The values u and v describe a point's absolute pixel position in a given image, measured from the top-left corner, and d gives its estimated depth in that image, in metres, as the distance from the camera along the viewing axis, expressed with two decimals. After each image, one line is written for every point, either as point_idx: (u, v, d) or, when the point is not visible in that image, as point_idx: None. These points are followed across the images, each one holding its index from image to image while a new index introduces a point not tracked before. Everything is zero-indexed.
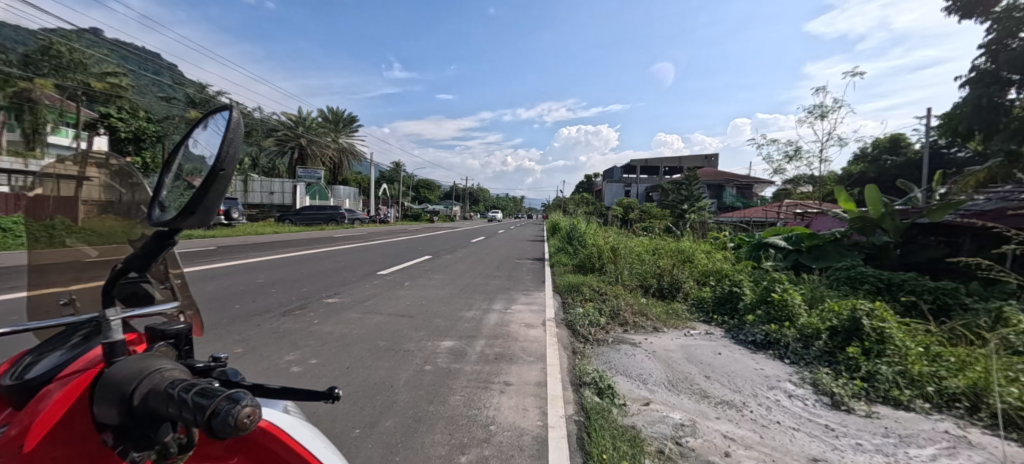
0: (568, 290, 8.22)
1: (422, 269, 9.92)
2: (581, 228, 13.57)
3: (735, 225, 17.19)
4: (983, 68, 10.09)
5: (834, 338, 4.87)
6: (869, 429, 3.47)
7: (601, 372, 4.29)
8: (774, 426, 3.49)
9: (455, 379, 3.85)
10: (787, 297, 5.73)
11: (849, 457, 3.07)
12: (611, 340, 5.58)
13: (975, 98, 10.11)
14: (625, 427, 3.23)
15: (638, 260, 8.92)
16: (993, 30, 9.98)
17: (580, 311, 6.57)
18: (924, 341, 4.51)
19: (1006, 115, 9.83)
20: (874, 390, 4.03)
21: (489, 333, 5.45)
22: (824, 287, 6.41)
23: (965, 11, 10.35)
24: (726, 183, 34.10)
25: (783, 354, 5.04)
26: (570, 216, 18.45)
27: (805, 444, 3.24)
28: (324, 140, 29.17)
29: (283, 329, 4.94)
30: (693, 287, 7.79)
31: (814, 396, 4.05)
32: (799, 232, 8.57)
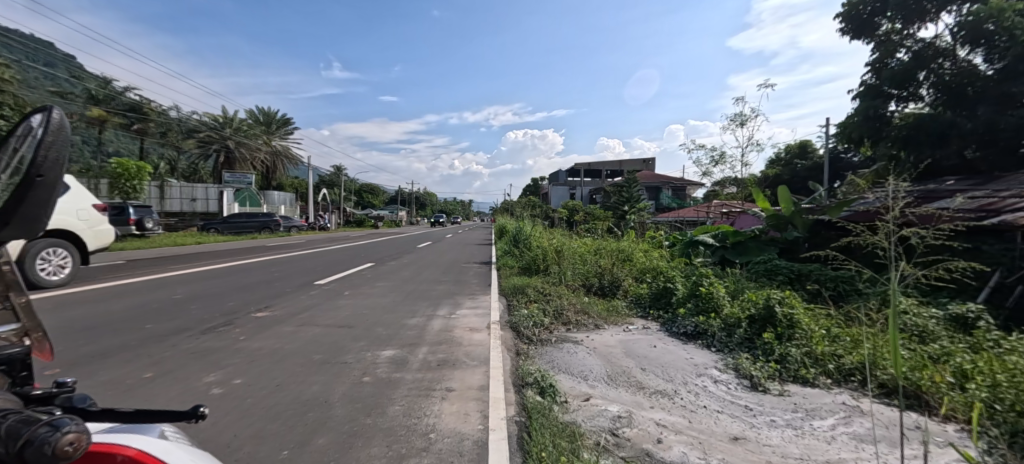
0: (513, 291, 8.29)
1: (363, 277, 9.55)
2: (526, 230, 13.72)
3: (670, 225, 18.27)
4: (870, 83, 11.54)
5: (752, 326, 5.34)
6: (781, 406, 3.85)
7: (543, 371, 4.38)
8: (702, 411, 3.77)
9: (395, 389, 3.75)
10: (713, 291, 6.24)
11: (764, 433, 3.39)
12: (554, 339, 5.72)
13: (863, 108, 11.33)
14: (565, 423, 3.32)
15: (581, 261, 9.22)
16: (876, 51, 11.54)
17: (525, 312, 6.63)
18: (825, 324, 5.10)
19: (887, 124, 11.22)
20: (786, 370, 4.46)
21: (433, 339, 5.37)
22: (745, 280, 7.01)
23: (856, 33, 11.90)
24: (663, 185, 36.44)
25: (710, 344, 5.45)
26: (517, 219, 18.70)
27: (727, 424, 3.53)
28: (255, 142, 27.00)
29: (203, 347, 4.53)
30: (632, 284, 8.22)
31: (735, 380, 4.42)
32: (724, 229, 9.36)
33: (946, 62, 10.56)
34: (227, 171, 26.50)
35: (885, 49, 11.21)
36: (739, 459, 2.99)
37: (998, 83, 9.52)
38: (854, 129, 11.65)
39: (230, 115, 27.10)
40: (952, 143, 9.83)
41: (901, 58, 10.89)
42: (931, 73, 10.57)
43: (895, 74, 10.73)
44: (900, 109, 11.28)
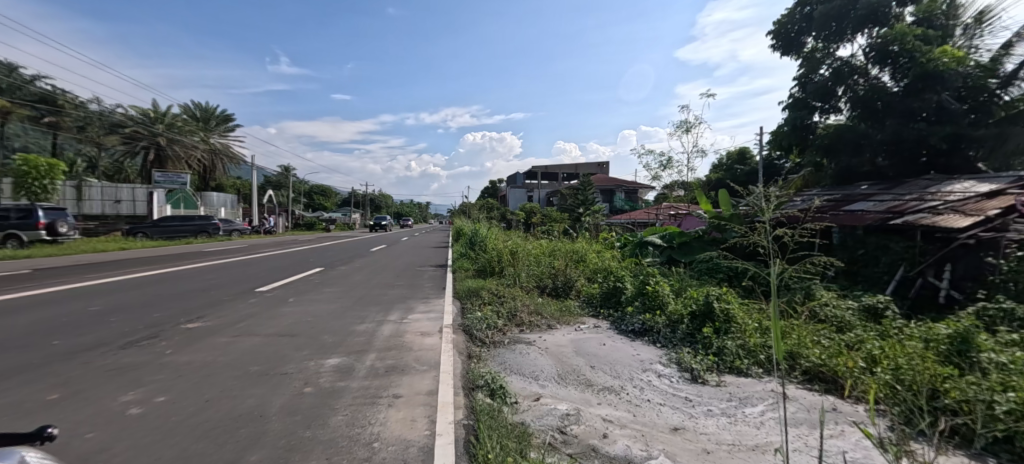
0: (467, 293, 8.23)
1: (310, 283, 9.11)
2: (483, 232, 13.58)
3: (622, 226, 18.86)
4: (797, 96, 12.60)
5: (693, 321, 5.65)
6: (718, 396, 4.10)
7: (494, 373, 4.37)
8: (646, 404, 3.93)
9: (339, 399, 3.60)
10: (658, 289, 6.53)
11: (701, 423, 3.60)
12: (507, 341, 5.74)
13: (793, 119, 12.45)
14: (514, 424, 3.34)
15: (535, 263, 9.38)
16: (802, 66, 12.50)
17: (478, 315, 6.59)
18: (758, 318, 5.48)
19: (813, 133, 12.39)
20: (723, 362, 4.77)
21: (383, 345, 5.22)
22: (689, 278, 7.41)
23: (785, 49, 13.31)
24: (616, 188, 37.63)
25: (655, 340, 5.71)
26: (473, 220, 18.62)
27: (669, 416, 3.72)
28: (190, 139, 24.72)
29: (123, 363, 4.13)
30: (584, 284, 8.44)
31: (677, 373, 4.66)
32: (670, 230, 9.87)
33: (860, 79, 11.44)
34: (157, 170, 24.34)
35: (809, 65, 12.20)
36: (679, 449, 3.14)
37: (903, 99, 10.58)
38: (784, 137, 12.78)
39: (161, 110, 24.93)
40: (864, 151, 11.09)
41: (822, 73, 11.93)
42: (849, 88, 11.52)
43: (817, 88, 11.74)
44: (825, 119, 12.40)
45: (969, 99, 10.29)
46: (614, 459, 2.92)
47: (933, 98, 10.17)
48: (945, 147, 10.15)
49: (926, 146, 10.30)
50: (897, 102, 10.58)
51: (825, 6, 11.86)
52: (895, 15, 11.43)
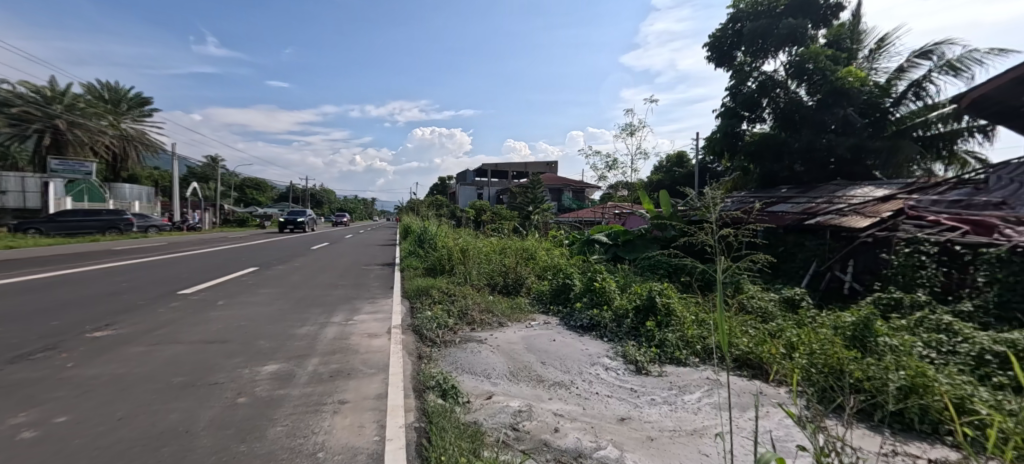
0: (415, 293, 8.00)
1: (243, 284, 8.47)
2: (432, 230, 13.25)
3: (570, 224, 19.17)
4: (728, 106, 13.29)
5: (637, 315, 5.83)
6: (660, 385, 4.24)
7: (445, 373, 4.24)
8: (594, 397, 3.98)
9: (278, 408, 3.33)
10: (605, 285, 6.68)
11: (645, 412, 3.69)
12: (458, 340, 5.63)
13: (724, 127, 13.17)
14: (467, 424, 3.24)
15: (486, 261, 9.33)
16: (733, 78, 13.29)
17: (428, 314, 6.40)
18: (697, 311, 5.73)
19: (741, 140, 13.14)
20: (665, 353, 4.94)
21: (326, 349, 4.94)
22: (634, 275, 7.66)
23: (718, 62, 14.09)
24: (564, 187, 38.33)
25: (603, 334, 5.83)
26: (421, 217, 18.23)
27: (615, 407, 3.78)
28: (96, 125, 22.15)
29: (12, 381, 3.58)
30: (534, 282, 8.49)
31: (623, 365, 4.77)
32: (616, 228, 10.17)
33: (781, 92, 12.26)
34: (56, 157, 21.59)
35: (739, 77, 12.93)
36: (626, 438, 3.19)
37: (816, 112, 11.57)
38: (716, 143, 13.54)
39: (60, 92, 22.15)
40: (784, 158, 12.05)
41: (751, 85, 12.69)
42: (772, 101, 12.34)
43: (745, 98, 12.46)
44: (753, 127, 13.24)
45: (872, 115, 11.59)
46: (564, 453, 2.91)
47: (840, 113, 11.23)
48: (849, 156, 11.42)
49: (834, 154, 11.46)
50: (811, 114, 11.55)
51: (753, 23, 12.74)
52: (811, 36, 12.32)
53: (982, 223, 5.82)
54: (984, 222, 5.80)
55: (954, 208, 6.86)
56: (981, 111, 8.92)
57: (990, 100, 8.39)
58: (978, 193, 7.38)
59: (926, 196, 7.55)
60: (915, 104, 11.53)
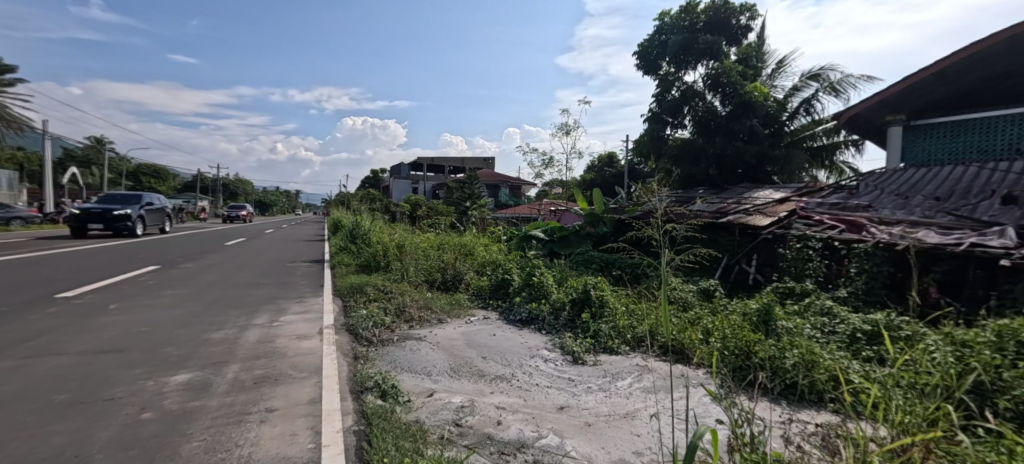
0: (350, 290, 7.61)
1: (144, 285, 7.54)
2: (365, 225, 12.64)
3: (508, 220, 19.22)
4: (653, 111, 13.95)
5: (574, 308, 5.98)
6: (594, 374, 4.35)
7: (384, 372, 4.02)
8: (534, 388, 3.99)
9: (192, 422, 2.97)
10: (543, 280, 6.76)
11: (583, 400, 3.76)
12: (396, 338, 5.41)
13: (651, 131, 13.87)
14: (408, 423, 3.10)
15: (423, 256, 9.08)
16: (659, 85, 13.96)
17: (363, 312, 6.08)
18: (628, 302, 5.95)
19: (666, 143, 13.86)
20: (598, 343, 5.10)
21: (248, 354, 4.51)
22: (570, 269, 7.86)
23: (646, 68, 14.75)
24: (501, 184, 38.38)
25: (541, 327, 5.89)
26: (353, 212, 17.41)
27: (554, 396, 3.81)
28: None
29: None
30: (473, 277, 8.39)
31: (560, 356, 4.85)
32: (552, 224, 10.35)
33: (699, 102, 13.06)
34: None
35: (664, 84, 13.61)
36: (564, 426, 3.23)
37: (728, 121, 12.54)
38: (644, 145, 14.22)
39: None
40: (702, 162, 12.99)
41: (674, 92, 13.42)
42: (693, 109, 13.09)
43: (669, 105, 13.17)
44: (675, 133, 13.95)
45: (771, 125, 12.61)
46: (508, 444, 2.88)
47: (747, 123, 12.27)
48: (754, 163, 12.56)
49: (742, 159, 12.59)
50: (724, 124, 12.50)
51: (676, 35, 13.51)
52: (725, 52, 13.18)
53: (854, 223, 6.50)
54: (855, 221, 6.50)
55: (834, 209, 7.64)
56: (854, 127, 9.97)
57: (862, 120, 9.43)
58: (852, 197, 8.18)
59: (812, 200, 8.35)
60: (804, 118, 12.88)
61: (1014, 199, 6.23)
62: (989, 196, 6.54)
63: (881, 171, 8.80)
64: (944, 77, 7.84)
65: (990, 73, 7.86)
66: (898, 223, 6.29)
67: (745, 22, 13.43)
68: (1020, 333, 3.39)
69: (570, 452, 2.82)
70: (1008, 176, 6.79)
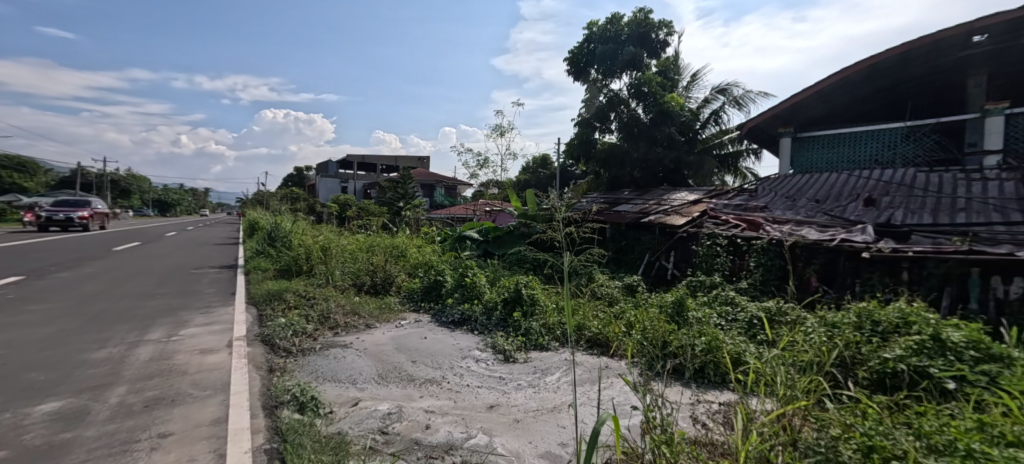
0: (267, 296, 7.10)
1: (5, 300, 6.46)
2: (286, 226, 11.82)
3: (442, 221, 18.93)
4: (582, 116, 14.58)
5: (506, 307, 6.10)
6: (524, 371, 4.49)
7: (303, 384, 3.81)
8: (465, 389, 4.02)
9: (64, 456, 2.61)
10: (476, 280, 6.81)
11: (512, 397, 3.86)
12: (319, 346, 5.15)
13: (581, 135, 14.51)
14: (330, 435, 2.97)
15: (350, 258, 8.74)
16: (587, 91, 14.58)
17: (281, 321, 5.71)
18: (558, 300, 6.21)
19: (594, 147, 14.53)
20: (529, 340, 5.27)
21: (139, 373, 4.05)
22: (502, 269, 8.00)
23: (576, 75, 15.39)
24: (437, 184, 37.22)
25: (474, 328, 5.94)
26: (271, 212, 16.21)
27: (484, 395, 3.88)
28: None
29: None
30: (405, 279, 8.22)
31: (491, 355, 4.93)
32: (486, 225, 10.49)
33: (624, 109, 13.85)
34: None
35: (592, 91, 14.29)
36: (494, 424, 3.29)
37: (650, 128, 13.49)
38: (573, 149, 14.85)
39: None
40: (627, 166, 13.83)
41: (603, 98, 14.13)
42: (620, 114, 13.87)
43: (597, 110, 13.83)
44: (604, 138, 14.71)
45: (688, 134, 13.83)
46: (436, 448, 2.87)
47: (667, 131, 13.32)
48: (672, 167, 13.62)
49: (661, 164, 13.58)
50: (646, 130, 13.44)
51: (602, 46, 14.23)
52: (647, 64, 14.12)
53: (752, 221, 7.27)
54: (754, 221, 7.27)
55: (737, 210, 8.50)
56: (755, 137, 11.06)
57: (760, 131, 10.54)
58: (752, 199, 9.13)
59: (721, 201, 9.23)
60: (714, 128, 13.99)
61: (873, 202, 7.27)
62: (856, 197, 7.58)
63: (776, 177, 9.83)
64: (823, 93, 9.12)
65: (855, 95, 9.29)
66: (787, 222, 7.11)
67: (664, 37, 14.31)
68: (874, 314, 4.05)
69: (499, 449, 2.88)
70: (869, 182, 7.94)
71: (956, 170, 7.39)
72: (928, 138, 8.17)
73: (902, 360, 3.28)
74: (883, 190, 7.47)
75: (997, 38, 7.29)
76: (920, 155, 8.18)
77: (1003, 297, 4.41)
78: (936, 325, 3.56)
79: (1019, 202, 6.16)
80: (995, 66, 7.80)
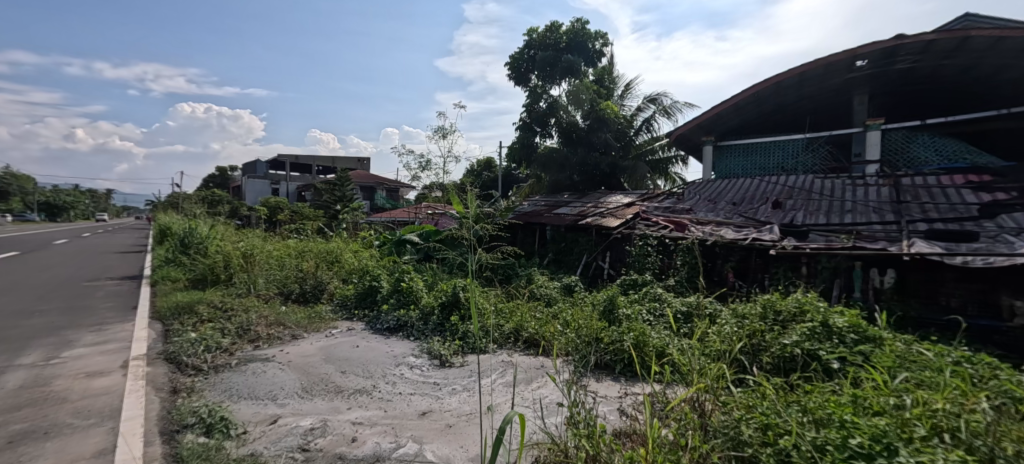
0: (175, 309, 6.45)
1: None
2: (201, 230, 10.81)
3: (382, 224, 18.24)
4: (524, 120, 14.95)
5: (443, 311, 6.05)
6: (460, 375, 4.51)
7: (212, 404, 3.55)
8: (397, 397, 3.95)
9: None
10: (412, 285, 6.71)
11: (445, 402, 3.85)
12: (235, 362, 4.80)
13: (522, 139, 14.86)
14: (242, 458, 2.81)
15: (276, 265, 8.23)
16: (529, 96, 14.93)
17: (190, 336, 5.24)
18: (496, 302, 6.30)
19: (536, 151, 14.96)
20: (466, 344, 5.28)
21: (7, 403, 3.56)
22: (441, 273, 7.95)
23: (518, 79, 15.65)
24: (378, 186, 34.39)
25: (410, 334, 5.84)
26: (184, 214, 14.79)
27: (416, 403, 3.85)
28: None
29: None
30: (338, 286, 7.88)
31: (427, 361, 4.89)
32: (427, 228, 10.38)
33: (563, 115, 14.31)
34: None
35: (533, 96, 14.65)
36: (425, 431, 3.28)
37: (588, 134, 14.03)
38: (516, 152, 15.25)
39: None
40: (566, 170, 14.33)
41: (544, 104, 14.54)
42: (560, 120, 14.26)
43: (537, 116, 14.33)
44: (545, 142, 15.16)
45: (622, 140, 14.35)
46: (361, 461, 2.81)
47: (603, 137, 13.85)
48: (608, 171, 14.23)
49: (599, 168, 14.20)
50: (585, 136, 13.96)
51: (542, 53, 14.65)
52: (584, 73, 14.68)
53: (679, 223, 7.85)
54: (680, 222, 7.82)
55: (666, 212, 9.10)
56: (681, 144, 11.86)
57: (686, 139, 11.34)
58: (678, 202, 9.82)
59: (653, 205, 9.76)
60: (646, 135, 14.62)
61: (779, 204, 8.09)
62: (766, 201, 8.40)
63: (701, 181, 10.62)
64: (738, 106, 10.01)
65: (766, 108, 10.26)
66: (709, 223, 7.77)
67: (599, 47, 14.96)
68: (776, 304, 4.54)
69: (429, 456, 2.88)
70: (777, 186, 8.82)
71: (845, 176, 8.33)
72: (823, 148, 9.38)
73: (798, 345, 3.74)
74: (788, 194, 8.34)
75: (875, 63, 8.33)
76: (816, 164, 9.39)
77: (879, 286, 5.12)
78: (825, 313, 4.10)
79: (893, 205, 6.88)
80: (875, 86, 8.92)
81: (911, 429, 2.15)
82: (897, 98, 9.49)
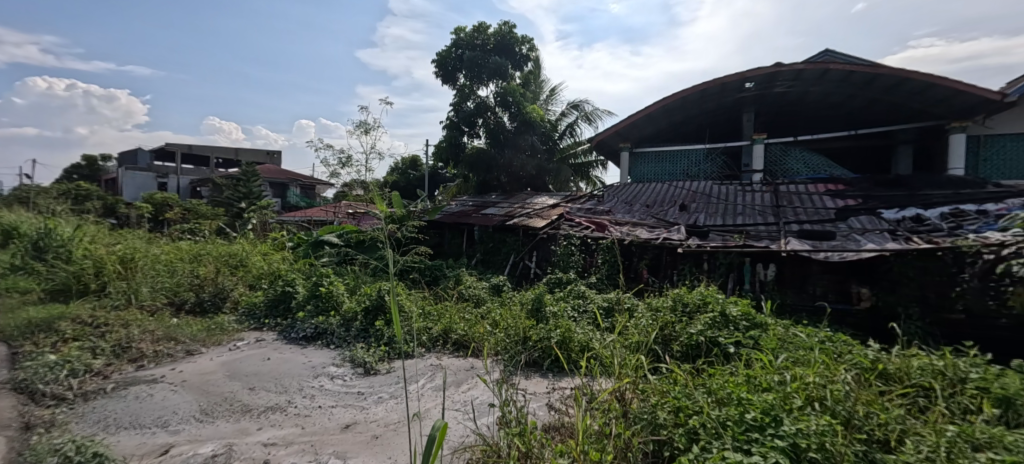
0: (24, 326, 5.17)
1: None
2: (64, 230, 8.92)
3: (296, 225, 16.55)
4: (451, 119, 14.35)
5: (366, 316, 5.46)
6: (386, 382, 4.05)
7: (81, 439, 2.78)
8: (316, 412, 3.41)
9: None
10: (332, 289, 6.01)
11: (372, 412, 3.40)
12: (111, 386, 3.90)
13: (450, 138, 14.22)
14: None
15: (164, 270, 7.01)
16: (457, 95, 14.34)
17: (44, 358, 4.17)
18: (424, 305, 5.84)
19: (463, 150, 14.39)
20: (393, 349, 4.78)
21: None
22: (363, 275, 7.29)
23: (445, 77, 15.01)
24: (291, 182, 30.59)
25: (329, 342, 5.23)
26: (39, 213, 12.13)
27: (338, 416, 3.34)
28: None
29: None
30: (244, 293, 6.95)
31: (350, 370, 4.34)
32: (347, 228, 9.53)
33: (491, 116, 14.01)
34: None
35: (461, 95, 14.13)
36: (350, 445, 2.82)
37: (515, 135, 13.87)
38: (443, 151, 14.60)
39: None
40: (494, 170, 14.07)
41: (471, 104, 14.06)
42: (488, 120, 13.91)
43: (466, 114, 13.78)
44: (472, 142, 14.63)
45: (548, 142, 14.59)
46: None
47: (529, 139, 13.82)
48: (534, 172, 14.28)
49: (525, 170, 14.18)
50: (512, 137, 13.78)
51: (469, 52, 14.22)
52: (512, 76, 14.52)
53: (598, 223, 7.91)
54: (600, 222, 7.86)
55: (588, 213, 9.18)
56: (602, 150, 12.16)
57: (605, 145, 11.64)
58: (598, 204, 9.99)
59: (577, 207, 9.76)
60: (569, 139, 14.91)
61: (685, 207, 8.47)
62: (674, 204, 8.75)
63: (617, 184, 10.91)
64: (651, 117, 10.47)
65: (675, 120, 10.83)
66: (626, 223, 7.94)
67: (527, 51, 14.83)
68: (682, 296, 4.54)
69: None
70: (682, 190, 9.27)
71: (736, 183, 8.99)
72: (719, 158, 10.14)
73: (701, 333, 3.81)
74: (692, 197, 8.77)
75: (759, 86, 9.14)
76: (714, 172, 10.12)
77: (763, 278, 5.40)
78: (723, 303, 4.19)
79: (772, 209, 7.50)
80: (761, 106, 9.82)
81: (790, 400, 2.25)
82: (778, 119, 10.47)
